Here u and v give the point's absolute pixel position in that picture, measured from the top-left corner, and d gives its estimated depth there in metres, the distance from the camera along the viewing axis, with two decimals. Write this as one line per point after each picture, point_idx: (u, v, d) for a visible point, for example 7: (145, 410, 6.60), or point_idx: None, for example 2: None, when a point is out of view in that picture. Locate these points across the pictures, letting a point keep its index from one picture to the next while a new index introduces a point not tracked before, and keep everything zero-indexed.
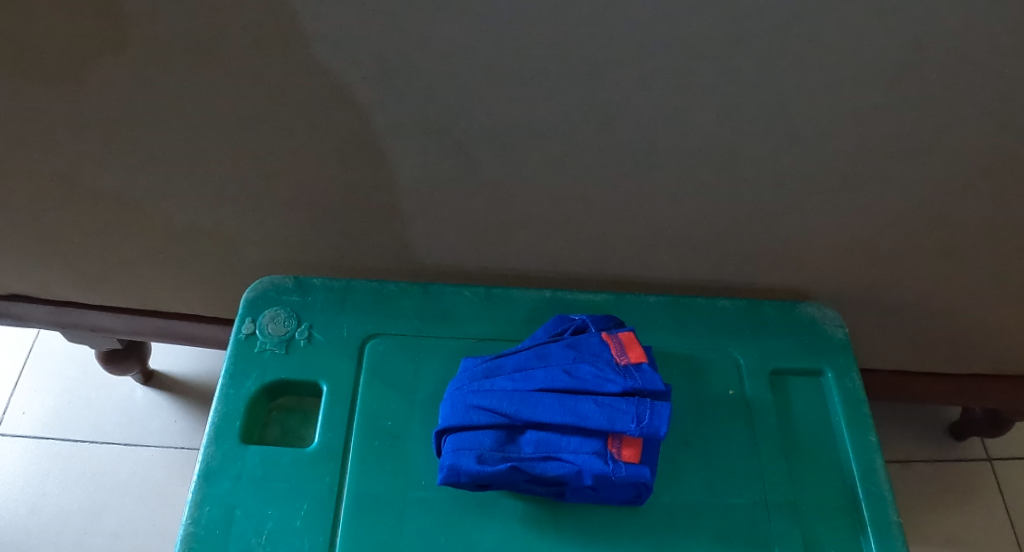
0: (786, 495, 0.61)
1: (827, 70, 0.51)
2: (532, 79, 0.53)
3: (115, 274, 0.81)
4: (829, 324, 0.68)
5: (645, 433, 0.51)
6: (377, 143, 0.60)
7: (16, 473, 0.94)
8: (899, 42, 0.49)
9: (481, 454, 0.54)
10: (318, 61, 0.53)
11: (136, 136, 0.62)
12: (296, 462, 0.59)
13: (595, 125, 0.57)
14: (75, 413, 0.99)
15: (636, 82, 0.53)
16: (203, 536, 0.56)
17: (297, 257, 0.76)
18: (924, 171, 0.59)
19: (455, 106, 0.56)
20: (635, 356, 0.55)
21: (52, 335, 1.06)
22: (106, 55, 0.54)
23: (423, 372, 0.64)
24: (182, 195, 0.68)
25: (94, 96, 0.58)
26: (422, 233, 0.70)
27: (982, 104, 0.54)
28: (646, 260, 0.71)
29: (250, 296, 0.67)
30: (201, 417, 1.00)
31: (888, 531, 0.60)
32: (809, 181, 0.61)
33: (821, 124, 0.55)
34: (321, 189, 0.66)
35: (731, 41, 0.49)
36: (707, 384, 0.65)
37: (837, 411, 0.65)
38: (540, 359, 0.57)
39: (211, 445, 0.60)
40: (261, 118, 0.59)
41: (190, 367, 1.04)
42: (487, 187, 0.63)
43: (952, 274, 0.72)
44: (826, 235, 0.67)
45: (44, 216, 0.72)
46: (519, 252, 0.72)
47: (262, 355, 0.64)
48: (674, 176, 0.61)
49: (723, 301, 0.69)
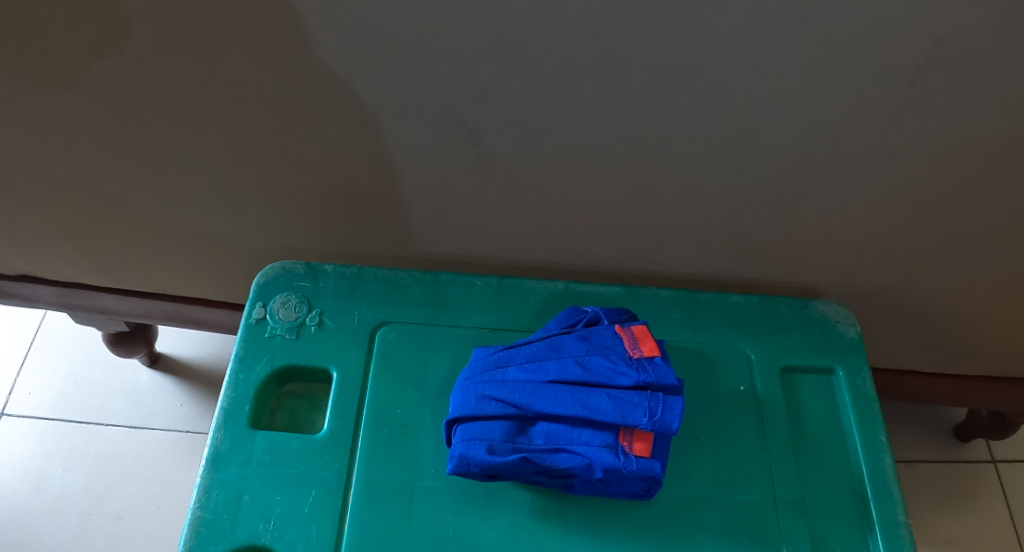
0: (796, 492, 0.60)
1: (851, 66, 0.51)
2: (546, 69, 0.52)
3: (124, 258, 0.81)
4: (841, 322, 0.68)
5: (657, 427, 0.51)
6: (386, 132, 0.60)
7: (21, 453, 0.95)
8: (918, 40, 0.49)
9: (491, 445, 0.53)
10: (327, 47, 0.53)
11: (145, 118, 0.62)
12: (305, 447, 0.59)
13: (612, 116, 0.56)
14: (81, 395, 0.99)
15: (659, 73, 0.52)
16: (211, 520, 0.56)
17: (306, 242, 0.75)
18: (944, 171, 0.59)
19: (472, 95, 0.55)
20: (648, 349, 0.55)
21: (58, 316, 1.06)
22: (121, 34, 0.54)
23: (433, 361, 0.64)
24: (192, 180, 0.68)
25: (106, 75, 0.57)
26: (432, 222, 0.70)
27: (999, 106, 0.53)
28: (658, 253, 0.71)
29: (262, 280, 0.66)
30: (206, 402, 1.00)
31: (897, 531, 0.60)
32: (822, 179, 0.61)
33: (837, 119, 0.55)
34: (331, 176, 0.65)
35: (756, 32, 0.49)
36: (717, 379, 0.64)
37: (847, 410, 0.65)
38: (553, 351, 0.57)
39: (219, 430, 0.60)
40: (273, 105, 0.59)
41: (196, 350, 1.04)
42: (498, 177, 0.63)
43: (965, 275, 0.71)
44: (838, 233, 0.67)
45: (52, 198, 0.72)
46: (528, 243, 0.71)
47: (272, 340, 0.64)
48: (691, 169, 0.60)
49: (735, 296, 0.69)
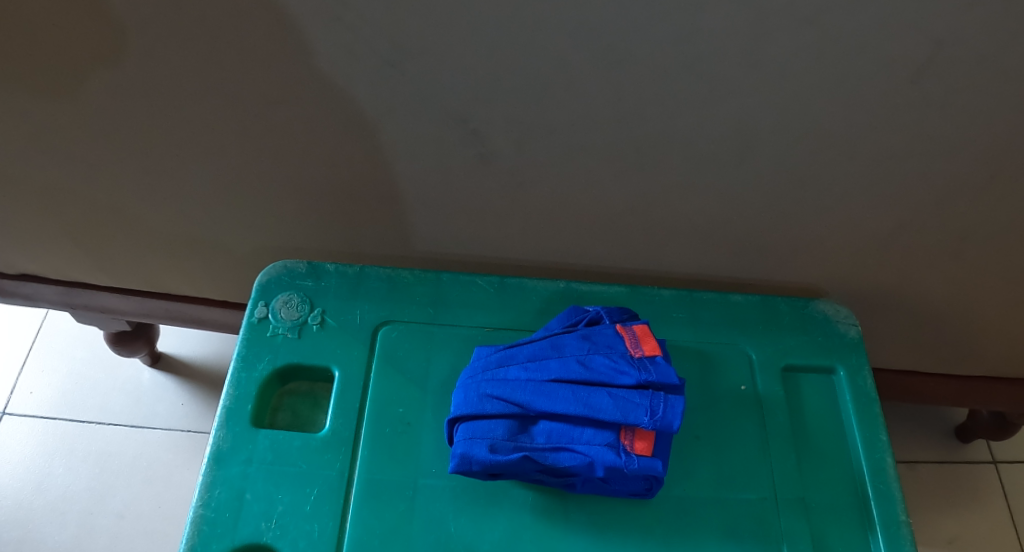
0: (797, 491, 0.61)
1: (852, 66, 0.51)
2: (548, 69, 0.53)
3: (125, 258, 0.81)
4: (842, 322, 0.68)
5: (658, 426, 0.51)
6: (388, 132, 0.60)
7: (22, 452, 0.95)
8: (918, 41, 0.49)
9: (493, 444, 0.54)
10: (329, 47, 0.53)
11: (147, 118, 0.62)
12: (307, 446, 0.59)
13: (613, 116, 0.56)
14: (82, 394, 0.99)
15: (660, 73, 0.52)
16: (213, 519, 0.57)
17: (307, 242, 0.75)
18: (945, 171, 0.59)
19: (473, 95, 0.55)
20: (650, 348, 0.55)
21: (60, 316, 1.06)
22: (123, 35, 0.54)
23: (435, 361, 0.64)
24: (194, 179, 0.68)
25: (108, 76, 0.58)
26: (434, 221, 0.70)
27: (999, 106, 0.53)
28: (659, 253, 0.71)
29: (263, 279, 0.67)
30: (207, 401, 1.00)
31: (897, 531, 0.60)
32: (823, 179, 0.61)
33: (837, 120, 0.55)
34: (333, 175, 0.66)
35: (757, 33, 0.49)
36: (718, 379, 0.65)
37: (848, 410, 0.65)
38: (554, 350, 0.57)
39: (221, 429, 0.60)
40: (275, 104, 0.59)
41: (198, 350, 1.04)
42: (499, 176, 0.63)
43: (966, 275, 0.71)
44: (840, 232, 0.67)
45: (54, 198, 0.72)
46: (529, 242, 0.71)
47: (274, 339, 0.64)
48: (692, 169, 0.60)
49: (737, 296, 0.69)
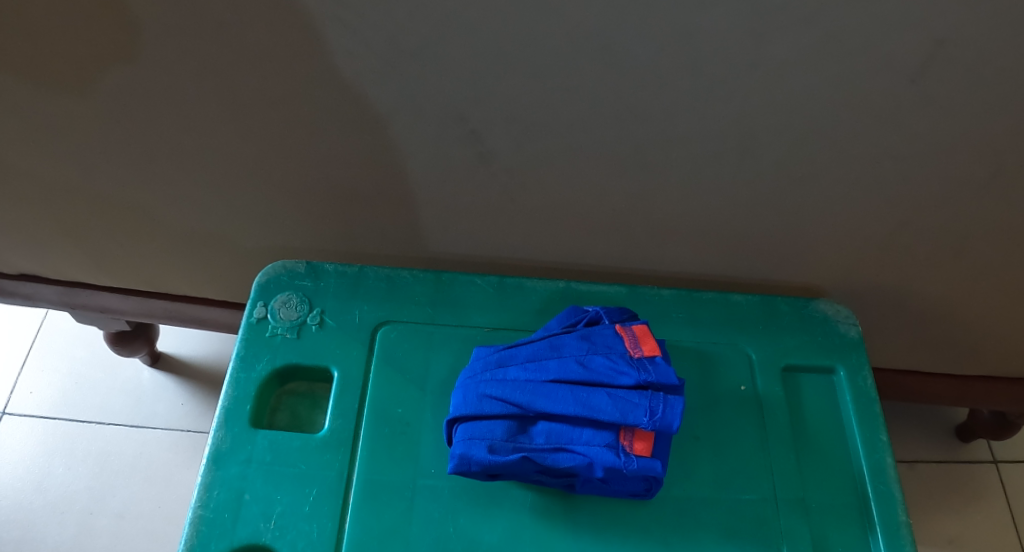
0: (796, 492, 0.60)
1: (852, 66, 0.51)
2: (547, 69, 0.52)
3: (124, 257, 0.81)
4: (842, 322, 0.68)
5: (658, 427, 0.51)
6: (387, 132, 0.60)
7: (22, 452, 0.95)
8: (917, 41, 0.49)
9: (492, 444, 0.53)
10: (327, 47, 0.53)
11: (147, 118, 0.62)
12: (306, 446, 0.59)
13: (613, 116, 0.56)
14: (82, 394, 0.99)
15: (660, 73, 0.52)
16: (212, 519, 0.57)
17: (307, 242, 0.75)
18: (946, 170, 0.59)
19: (473, 95, 0.55)
20: (649, 348, 0.55)
21: (60, 316, 1.06)
22: (122, 35, 0.54)
23: (434, 361, 0.64)
24: (193, 179, 0.68)
25: (108, 76, 0.58)
26: (433, 221, 0.70)
27: (999, 106, 0.53)
28: (659, 252, 0.71)
29: (262, 279, 0.66)
30: (207, 400, 1.00)
31: (897, 531, 0.60)
32: (824, 178, 0.61)
33: (837, 119, 0.55)
34: (333, 175, 0.66)
35: (757, 32, 0.49)
36: (718, 379, 0.64)
37: (848, 410, 0.65)
38: (553, 350, 0.57)
39: (220, 429, 0.60)
40: (273, 104, 0.59)
41: (197, 350, 1.04)
42: (499, 176, 0.63)
43: (967, 275, 0.71)
44: (840, 232, 0.67)
45: (53, 198, 0.72)
46: (529, 242, 0.71)
47: (273, 339, 0.64)
48: (692, 169, 0.60)
49: (736, 295, 0.69)
